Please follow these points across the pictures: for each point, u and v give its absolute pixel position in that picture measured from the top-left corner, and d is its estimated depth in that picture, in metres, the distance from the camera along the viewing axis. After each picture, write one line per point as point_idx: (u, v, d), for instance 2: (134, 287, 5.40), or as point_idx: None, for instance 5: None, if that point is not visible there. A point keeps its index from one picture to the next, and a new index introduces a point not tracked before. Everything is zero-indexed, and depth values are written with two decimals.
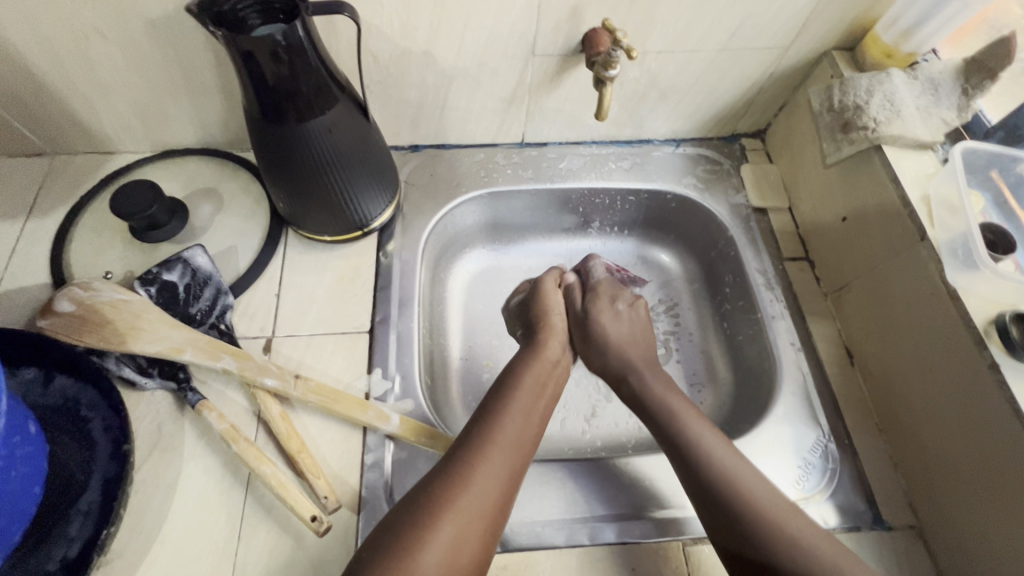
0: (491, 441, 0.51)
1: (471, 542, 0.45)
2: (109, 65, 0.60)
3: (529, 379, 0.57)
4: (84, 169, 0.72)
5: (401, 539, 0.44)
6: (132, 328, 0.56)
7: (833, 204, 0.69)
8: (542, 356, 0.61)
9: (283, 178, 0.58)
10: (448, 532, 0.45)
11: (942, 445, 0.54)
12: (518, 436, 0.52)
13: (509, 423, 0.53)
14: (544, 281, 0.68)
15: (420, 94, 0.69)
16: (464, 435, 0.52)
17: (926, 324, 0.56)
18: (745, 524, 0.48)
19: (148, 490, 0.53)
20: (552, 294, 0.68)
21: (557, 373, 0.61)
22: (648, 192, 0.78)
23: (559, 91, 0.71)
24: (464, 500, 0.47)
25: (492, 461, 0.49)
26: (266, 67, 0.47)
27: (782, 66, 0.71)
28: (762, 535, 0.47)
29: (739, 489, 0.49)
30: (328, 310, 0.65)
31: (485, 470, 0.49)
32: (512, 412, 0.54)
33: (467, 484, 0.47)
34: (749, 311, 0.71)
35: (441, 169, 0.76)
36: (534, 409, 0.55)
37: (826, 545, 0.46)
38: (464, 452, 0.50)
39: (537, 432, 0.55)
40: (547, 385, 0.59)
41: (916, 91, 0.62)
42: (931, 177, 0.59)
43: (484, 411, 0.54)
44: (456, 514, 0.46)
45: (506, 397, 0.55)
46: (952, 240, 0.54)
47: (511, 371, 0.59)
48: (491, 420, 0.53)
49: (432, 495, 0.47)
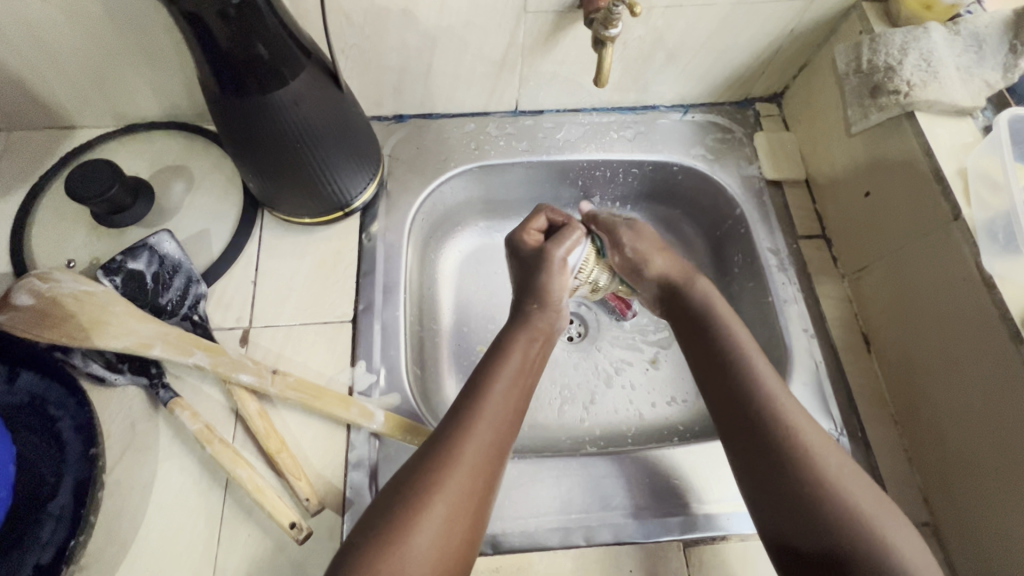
0: (481, 413, 0.47)
1: (464, 520, 0.43)
2: (53, 30, 0.54)
3: (517, 350, 0.53)
4: (44, 146, 0.66)
5: (389, 524, 0.41)
6: (97, 322, 0.52)
7: (855, 177, 0.63)
8: (531, 327, 0.55)
9: (252, 158, 0.53)
10: (439, 511, 0.42)
11: (966, 440, 0.51)
12: (504, 410, 0.48)
13: (499, 393, 0.49)
14: (552, 256, 0.57)
15: (401, 59, 0.62)
16: (450, 409, 0.48)
17: (960, 294, 0.50)
18: (796, 482, 0.43)
19: (122, 491, 0.51)
20: (557, 271, 0.57)
21: (548, 342, 0.56)
22: (652, 164, 0.72)
23: (555, 53, 0.64)
24: (457, 475, 0.44)
25: (484, 433, 0.46)
26: (216, 31, 0.42)
27: (804, 21, 0.63)
28: (813, 502, 0.43)
29: (801, 447, 0.44)
30: (308, 298, 0.61)
31: (477, 442, 0.46)
32: (502, 382, 0.50)
33: (458, 460, 0.44)
34: (759, 293, 0.66)
35: (428, 142, 0.71)
36: (521, 377, 0.51)
37: (882, 517, 0.42)
38: (452, 426, 0.46)
39: (522, 406, 0.51)
40: (535, 357, 0.54)
41: (957, 49, 0.55)
42: (968, 148, 0.53)
43: (469, 383, 0.50)
44: (447, 489, 0.43)
45: (491, 370, 0.51)
46: (992, 221, 0.49)
47: (499, 343, 0.54)
48: (478, 390, 0.49)
49: (421, 472, 0.44)
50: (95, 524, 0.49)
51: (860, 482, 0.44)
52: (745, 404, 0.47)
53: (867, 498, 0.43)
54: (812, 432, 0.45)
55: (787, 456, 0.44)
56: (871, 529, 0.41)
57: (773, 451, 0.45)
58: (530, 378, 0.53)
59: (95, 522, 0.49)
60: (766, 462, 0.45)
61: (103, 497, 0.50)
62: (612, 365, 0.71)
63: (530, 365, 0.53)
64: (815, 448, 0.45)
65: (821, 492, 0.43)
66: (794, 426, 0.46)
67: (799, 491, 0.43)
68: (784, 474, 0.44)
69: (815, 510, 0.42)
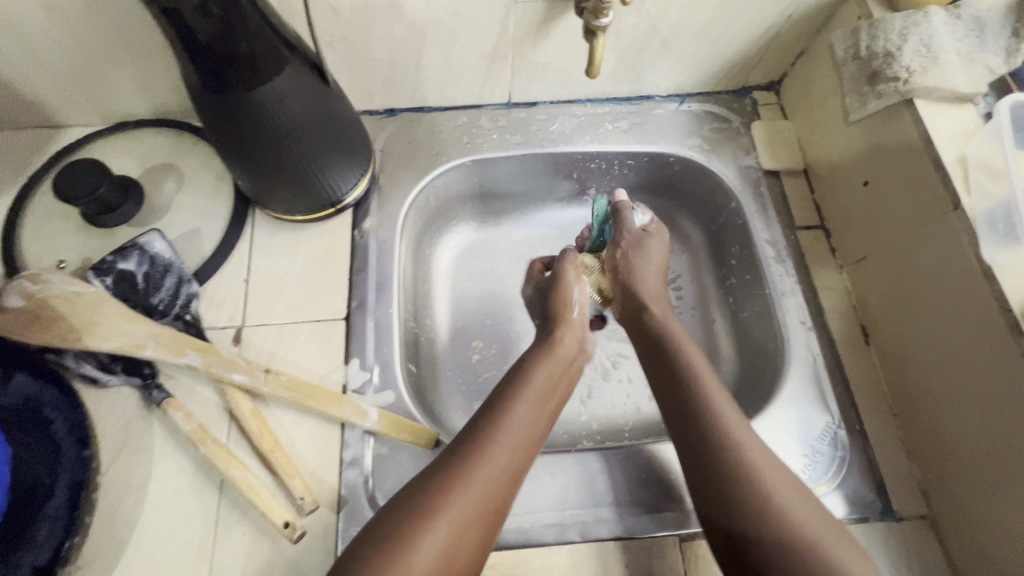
0: (501, 434, 0.47)
1: (467, 542, 0.42)
2: (36, 28, 0.54)
3: (543, 369, 0.53)
4: (33, 145, 0.66)
5: (392, 539, 0.41)
6: (88, 322, 0.52)
7: (854, 166, 0.62)
8: (557, 353, 0.56)
9: (239, 155, 0.52)
10: (445, 530, 0.42)
11: (964, 434, 0.50)
12: (524, 431, 0.48)
13: (524, 415, 0.49)
14: (565, 272, 0.61)
15: (391, 51, 0.61)
16: (466, 428, 0.48)
17: (957, 302, 0.50)
18: (741, 501, 0.44)
19: (117, 491, 0.51)
20: (575, 289, 0.61)
21: (572, 369, 0.57)
22: (648, 156, 0.71)
23: (548, 43, 0.62)
24: (466, 498, 0.43)
25: (505, 459, 0.46)
26: (196, 27, 0.41)
27: (802, 7, 0.62)
28: (741, 505, 0.44)
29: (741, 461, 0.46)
30: (300, 296, 0.60)
31: (492, 462, 0.46)
32: (528, 400, 0.50)
33: (469, 482, 0.44)
34: (757, 285, 0.65)
35: (420, 135, 0.70)
36: (546, 402, 0.51)
37: (819, 531, 0.43)
38: (467, 447, 0.46)
39: (545, 431, 0.51)
40: (559, 380, 0.54)
41: (958, 33, 0.53)
42: (969, 135, 0.52)
43: (491, 405, 0.50)
44: (452, 512, 0.42)
45: (513, 392, 0.51)
46: (991, 209, 0.48)
47: (523, 362, 0.55)
48: (498, 412, 0.49)
49: (426, 491, 0.43)
50: (90, 525, 0.49)
51: (805, 505, 0.44)
52: (688, 420, 0.49)
53: (812, 519, 0.43)
54: (754, 448, 0.46)
55: (729, 477, 0.45)
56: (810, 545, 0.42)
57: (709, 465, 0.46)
58: (555, 400, 0.53)
59: (90, 523, 0.49)
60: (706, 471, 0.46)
61: (98, 498, 0.50)
62: (609, 359, 0.71)
63: (554, 389, 0.53)
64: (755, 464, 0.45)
65: (761, 506, 0.44)
66: (728, 429, 0.47)
67: (731, 503, 0.44)
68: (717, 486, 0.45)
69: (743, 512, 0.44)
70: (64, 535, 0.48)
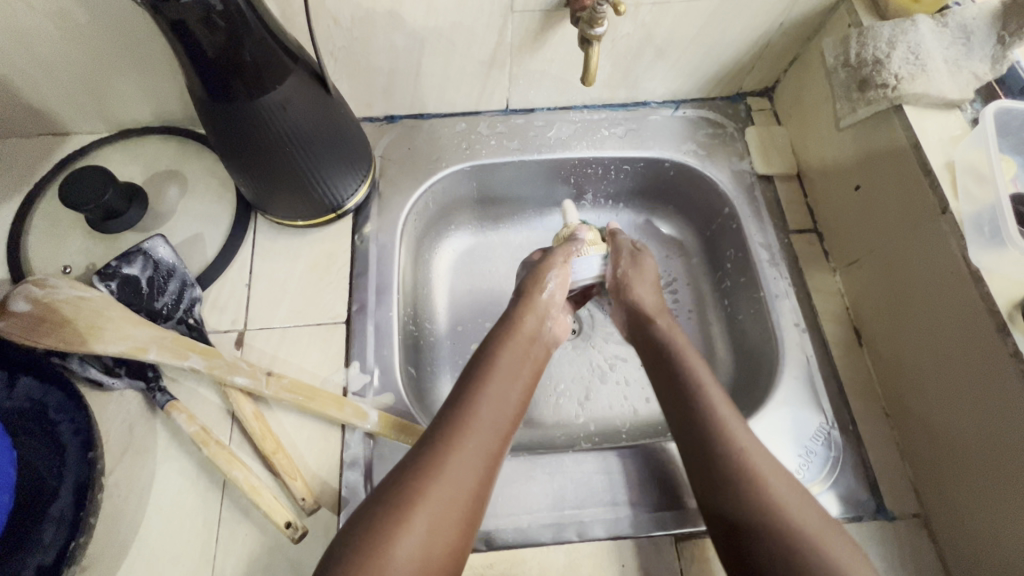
0: (472, 421, 0.49)
1: (446, 531, 0.43)
2: (44, 39, 0.55)
3: (507, 352, 0.55)
4: (38, 153, 0.67)
5: (367, 540, 0.41)
6: (93, 327, 0.53)
7: (845, 171, 0.63)
8: (518, 334, 0.57)
9: (241, 161, 0.53)
10: (423, 521, 0.43)
11: (954, 433, 0.51)
12: (493, 418, 0.50)
13: (492, 399, 0.51)
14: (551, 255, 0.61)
15: (390, 60, 0.63)
16: (438, 419, 0.49)
17: (944, 303, 0.51)
18: (733, 486, 0.46)
19: (121, 493, 0.52)
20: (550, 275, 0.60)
21: (534, 348, 0.58)
22: (644, 161, 0.72)
23: (544, 51, 0.64)
24: (441, 488, 0.44)
25: (476, 445, 0.48)
26: (202, 39, 0.42)
27: (794, 15, 0.63)
28: (733, 487, 0.46)
29: (732, 442, 0.48)
30: (301, 300, 0.61)
31: (465, 453, 0.47)
32: (494, 387, 0.52)
33: (443, 470, 0.45)
34: (751, 288, 0.67)
35: (420, 142, 0.71)
36: (511, 387, 0.53)
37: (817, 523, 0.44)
38: (441, 438, 0.47)
39: (517, 413, 0.52)
40: (524, 359, 0.56)
41: (945, 41, 0.55)
42: (957, 141, 0.53)
43: (459, 396, 0.51)
44: (430, 503, 0.43)
45: (481, 381, 0.52)
46: (978, 214, 0.49)
47: (487, 350, 0.56)
48: (468, 403, 0.50)
49: (403, 483, 0.44)
50: (95, 525, 0.50)
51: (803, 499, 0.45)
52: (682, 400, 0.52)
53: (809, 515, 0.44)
54: (734, 420, 0.50)
55: (723, 457, 0.47)
56: (806, 535, 0.43)
57: (709, 433, 0.49)
58: (522, 381, 0.54)
59: (95, 523, 0.50)
60: (702, 449, 0.49)
61: (103, 500, 0.51)
62: (607, 361, 0.71)
63: (519, 371, 0.55)
64: (750, 449, 0.48)
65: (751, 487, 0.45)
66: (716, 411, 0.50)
67: (728, 472, 0.47)
68: (712, 454, 0.48)
69: (733, 489, 0.46)
70: (70, 536, 0.49)
